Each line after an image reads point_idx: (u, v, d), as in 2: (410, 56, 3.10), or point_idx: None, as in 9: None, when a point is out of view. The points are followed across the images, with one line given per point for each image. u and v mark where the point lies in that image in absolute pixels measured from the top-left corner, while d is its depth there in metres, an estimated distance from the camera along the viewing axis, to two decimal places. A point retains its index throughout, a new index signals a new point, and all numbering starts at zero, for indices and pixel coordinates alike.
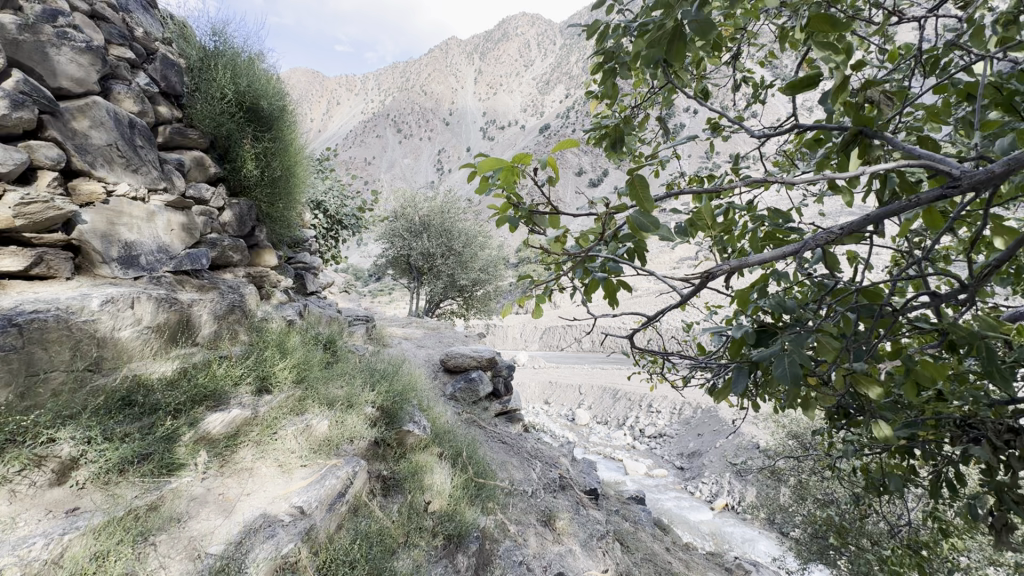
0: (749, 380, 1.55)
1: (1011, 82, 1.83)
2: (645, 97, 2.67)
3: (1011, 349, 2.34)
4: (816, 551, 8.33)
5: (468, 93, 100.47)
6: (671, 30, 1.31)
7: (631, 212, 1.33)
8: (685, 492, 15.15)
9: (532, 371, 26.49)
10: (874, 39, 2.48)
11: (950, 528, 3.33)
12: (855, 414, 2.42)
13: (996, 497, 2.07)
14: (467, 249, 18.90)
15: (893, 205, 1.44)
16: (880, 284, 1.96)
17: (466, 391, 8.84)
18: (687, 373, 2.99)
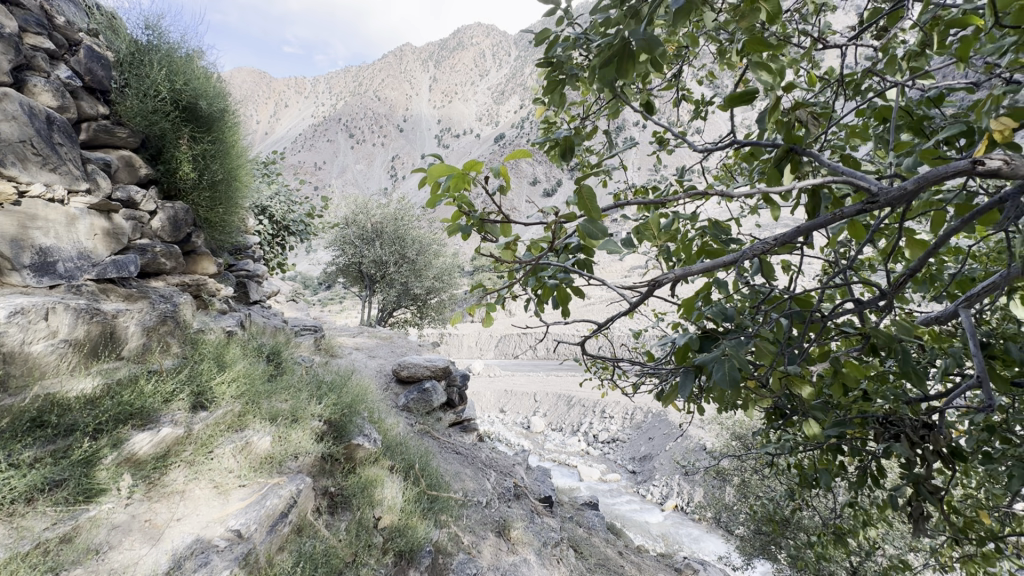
0: (693, 384, 1.60)
1: (920, 107, 2.01)
2: (593, 108, 2.72)
3: (925, 351, 2.54)
4: (760, 547, 8.75)
5: (423, 99, 99.59)
6: (617, 43, 1.35)
7: (581, 221, 1.33)
8: (637, 495, 15.52)
9: (487, 380, 26.39)
10: (803, 64, 2.66)
11: (872, 518, 3.59)
12: (789, 415, 2.56)
13: (914, 489, 2.24)
14: (420, 257, 18.69)
15: (820, 219, 1.53)
16: (812, 292, 2.09)
17: (419, 401, 8.68)
18: (636, 378, 3.06)
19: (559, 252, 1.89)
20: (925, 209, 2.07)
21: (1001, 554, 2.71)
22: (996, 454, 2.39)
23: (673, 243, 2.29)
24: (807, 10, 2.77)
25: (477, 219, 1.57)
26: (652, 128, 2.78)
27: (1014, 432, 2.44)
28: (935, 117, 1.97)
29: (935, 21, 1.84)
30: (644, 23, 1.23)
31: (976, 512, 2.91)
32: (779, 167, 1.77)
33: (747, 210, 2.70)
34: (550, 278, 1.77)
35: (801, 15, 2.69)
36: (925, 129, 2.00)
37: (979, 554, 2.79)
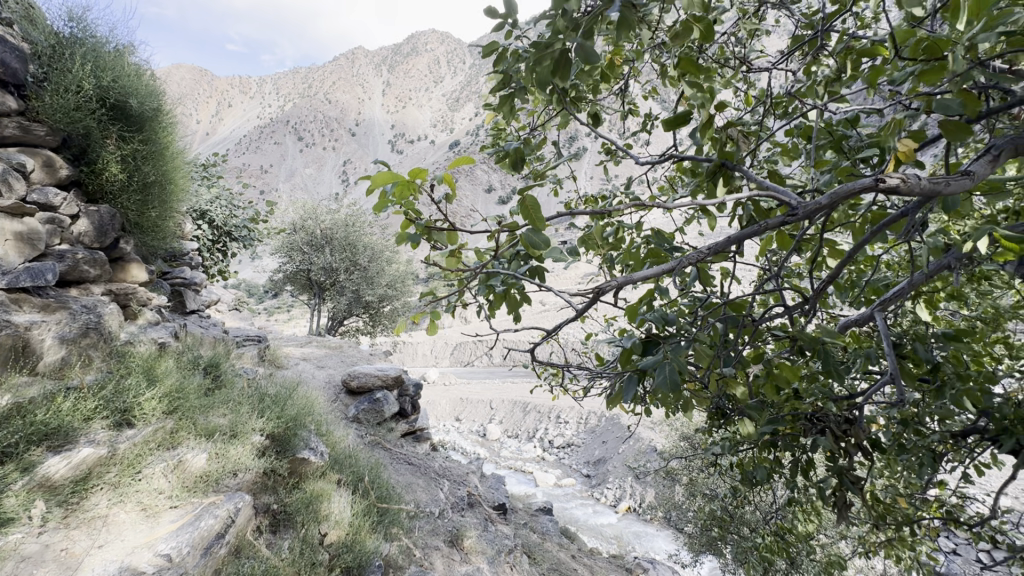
0: (637, 388, 1.64)
1: (838, 128, 2.18)
2: (542, 118, 2.76)
3: (847, 352, 2.74)
4: (706, 543, 9.09)
5: (376, 103, 97.93)
6: (559, 57, 1.39)
7: (524, 230, 1.34)
8: (591, 498, 15.75)
9: (442, 388, 26.09)
10: (738, 83, 2.81)
11: (805, 509, 3.82)
12: (729, 415, 2.69)
13: (838, 480, 2.41)
14: (372, 264, 18.33)
15: (748, 230, 1.61)
16: (746, 298, 2.21)
17: (370, 412, 8.46)
18: (586, 383, 3.12)
19: (508, 261, 1.90)
20: (843, 222, 2.24)
21: (914, 537, 2.96)
22: (907, 445, 2.61)
23: (619, 251, 2.37)
24: (741, 33, 2.93)
25: (423, 227, 1.55)
26: (600, 140, 2.87)
27: (923, 424, 2.67)
28: (852, 137, 2.13)
29: (848, 50, 2.00)
30: (586, 38, 1.27)
31: (893, 498, 3.16)
32: (713, 180, 1.86)
33: (688, 220, 2.83)
34: (500, 283, 1.79)
35: (736, 38, 2.86)
36: (843, 147, 2.17)
37: (896, 538, 3.02)
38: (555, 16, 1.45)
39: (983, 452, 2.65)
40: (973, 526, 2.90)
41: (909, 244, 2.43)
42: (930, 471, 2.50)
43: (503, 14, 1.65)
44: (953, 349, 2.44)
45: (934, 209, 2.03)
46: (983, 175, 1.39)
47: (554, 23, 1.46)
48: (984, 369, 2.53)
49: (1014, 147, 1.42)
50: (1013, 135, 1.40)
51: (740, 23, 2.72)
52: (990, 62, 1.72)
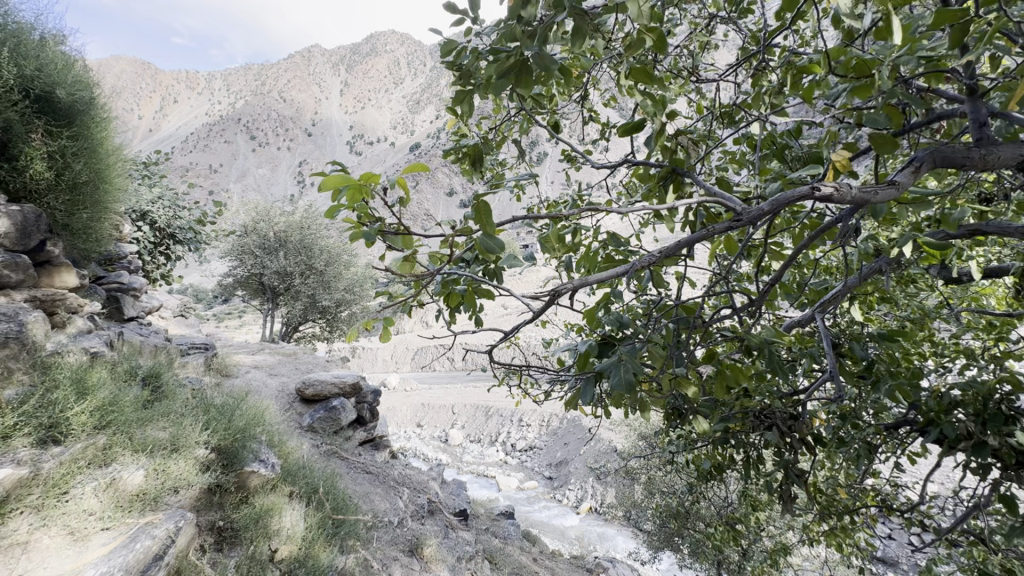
0: (594, 389, 1.64)
1: (781, 138, 2.29)
2: (501, 121, 2.76)
3: (792, 351, 2.87)
4: (664, 540, 9.33)
5: (334, 104, 95.90)
6: (515, 62, 1.38)
7: (479, 234, 1.33)
8: (553, 500, 15.87)
9: (403, 394, 25.69)
10: (690, 93, 2.90)
11: (754, 502, 3.99)
12: (683, 414, 2.76)
13: (784, 473, 2.52)
14: (329, 268, 17.85)
15: (697, 234, 1.65)
16: (697, 300, 2.28)
17: (326, 421, 8.21)
18: (546, 386, 3.14)
19: (466, 264, 1.88)
20: (786, 228, 2.36)
21: (853, 525, 3.13)
22: (846, 438, 2.76)
23: (577, 255, 2.40)
24: (693, 45, 3.03)
25: (376, 229, 1.50)
26: (558, 145, 2.89)
27: (860, 418, 2.83)
28: (794, 146, 2.25)
29: (790, 63, 2.11)
30: (541, 41, 1.27)
31: (834, 489, 3.34)
32: (665, 186, 1.91)
33: (643, 225, 2.90)
34: (456, 286, 1.77)
35: (688, 50, 2.96)
36: (786, 157, 2.28)
37: (837, 526, 3.20)
38: (511, 17, 1.45)
39: (911, 443, 2.84)
40: (905, 512, 3.09)
41: (845, 249, 2.58)
42: (866, 462, 2.65)
43: (462, 14, 1.63)
44: (885, 347, 2.61)
45: (866, 216, 2.16)
46: (907, 186, 1.48)
47: (512, 27, 1.46)
48: (912, 366, 2.72)
49: (934, 160, 1.52)
50: (933, 148, 1.51)
51: (693, 36, 2.83)
52: (913, 80, 1.85)
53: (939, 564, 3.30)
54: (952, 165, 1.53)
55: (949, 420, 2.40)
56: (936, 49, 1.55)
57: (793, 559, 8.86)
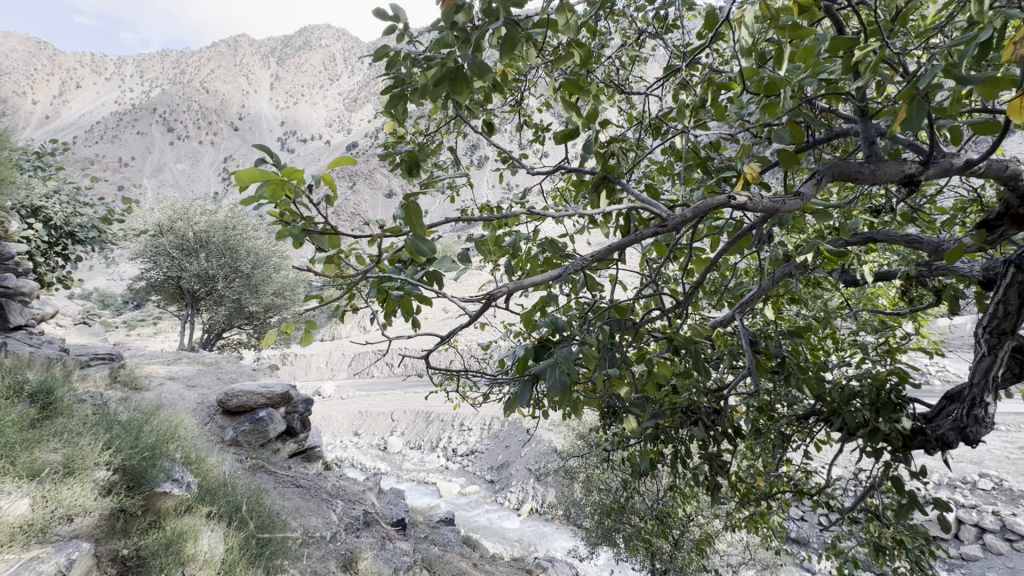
0: (530, 390, 1.64)
1: (704, 150, 2.43)
2: (438, 124, 2.72)
3: (716, 350, 3.05)
4: (602, 535, 9.58)
5: (264, 98, 90.91)
6: (449, 67, 1.35)
7: (408, 237, 1.28)
8: (495, 503, 15.85)
9: (339, 402, 24.78)
10: (622, 105, 3.01)
11: (683, 494, 4.20)
12: (617, 412, 2.84)
13: (710, 465, 2.66)
14: (256, 271, 16.82)
15: (626, 239, 1.68)
16: (629, 302, 2.35)
17: (251, 433, 7.74)
18: (483, 390, 3.13)
19: (402, 267, 1.82)
20: (709, 235, 2.50)
21: (769, 510, 3.37)
22: (763, 429, 2.97)
23: (514, 259, 2.41)
24: (623, 59, 3.15)
25: (300, 231, 1.41)
26: (494, 150, 2.88)
27: (775, 411, 3.05)
28: (714, 159, 2.39)
29: (710, 82, 2.24)
30: (474, 48, 1.25)
31: (753, 477, 3.58)
32: (597, 192, 1.97)
33: (578, 229, 2.96)
34: (391, 291, 1.71)
35: (619, 62, 3.06)
36: (708, 168, 2.42)
37: (756, 512, 3.43)
38: (444, 22, 1.42)
39: (818, 431, 3.11)
40: (814, 495, 3.37)
41: (761, 254, 2.78)
42: (780, 451, 2.87)
43: (395, 20, 1.58)
44: (796, 345, 2.84)
45: (777, 224, 2.33)
46: (811, 196, 1.61)
47: (445, 38, 1.43)
48: (818, 361, 2.98)
49: (833, 173, 1.67)
50: (832, 163, 1.65)
51: (624, 48, 2.94)
52: (817, 101, 2.03)
53: (841, 540, 3.63)
54: (847, 178, 1.69)
55: (849, 409, 2.64)
56: (835, 74, 1.71)
57: (719, 545, 9.42)
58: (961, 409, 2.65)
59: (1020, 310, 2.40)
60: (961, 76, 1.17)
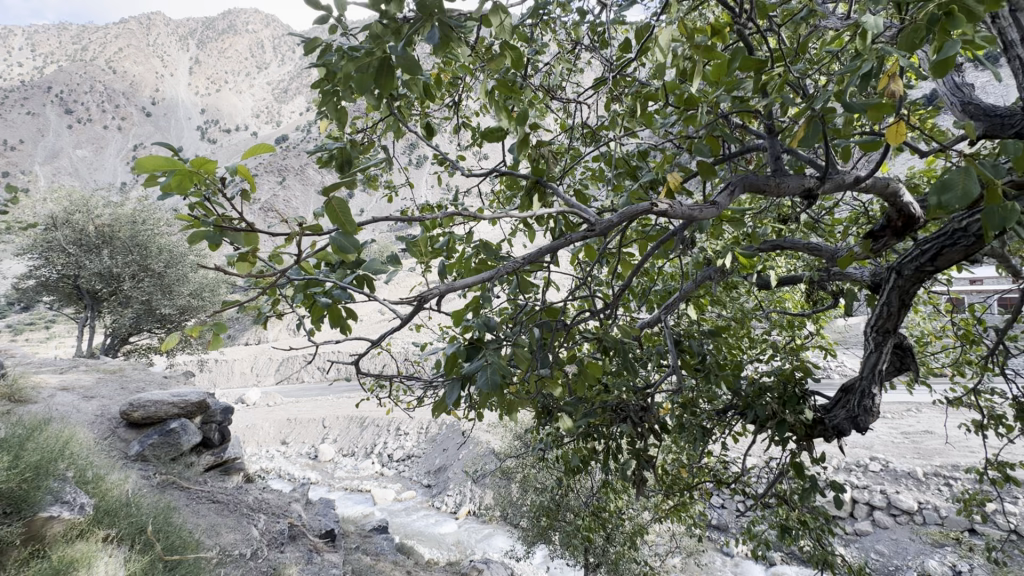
0: (462, 393, 1.61)
1: (633, 158, 2.54)
2: (371, 121, 2.64)
3: (644, 349, 3.19)
4: (539, 534, 9.70)
5: (182, 83, 84.19)
6: (380, 61, 1.30)
7: (332, 236, 1.21)
8: (432, 508, 15.58)
9: (265, 410, 23.40)
10: (558, 110, 3.06)
11: (614, 488, 4.35)
12: (550, 413, 2.89)
13: (637, 460, 2.79)
14: (170, 270, 15.45)
15: (557, 241, 1.70)
16: (561, 304, 2.40)
17: (161, 447, 7.17)
18: (417, 394, 3.08)
19: (332, 268, 1.74)
20: (637, 240, 2.61)
21: (691, 500, 3.58)
22: (687, 424, 3.14)
23: (448, 260, 2.38)
24: (558, 67, 3.20)
25: (214, 227, 1.30)
26: (429, 151, 2.85)
27: (697, 406, 3.23)
28: (642, 167, 2.50)
29: (638, 94, 2.34)
30: (405, 40, 1.22)
31: (677, 470, 3.77)
32: (530, 196, 2.01)
33: (513, 232, 2.98)
34: (318, 292, 1.63)
35: (555, 70, 3.12)
36: (637, 176, 2.53)
37: (680, 502, 3.64)
38: (376, 17, 1.36)
39: (735, 424, 3.34)
40: (731, 483, 3.61)
41: (683, 259, 2.95)
42: (701, 444, 3.05)
43: (327, 12, 1.51)
44: (715, 344, 3.03)
45: (698, 231, 2.48)
46: (725, 206, 1.73)
47: (377, 32, 1.37)
48: (735, 359, 3.20)
49: (744, 184, 1.81)
50: (743, 175, 1.79)
51: (559, 57, 3.01)
52: (732, 117, 2.18)
53: (755, 524, 3.91)
54: (756, 189, 1.83)
55: (761, 402, 2.86)
56: (746, 94, 1.85)
57: (648, 536, 9.86)
58: (852, 399, 2.95)
59: (900, 310, 2.71)
60: (849, 102, 1.30)
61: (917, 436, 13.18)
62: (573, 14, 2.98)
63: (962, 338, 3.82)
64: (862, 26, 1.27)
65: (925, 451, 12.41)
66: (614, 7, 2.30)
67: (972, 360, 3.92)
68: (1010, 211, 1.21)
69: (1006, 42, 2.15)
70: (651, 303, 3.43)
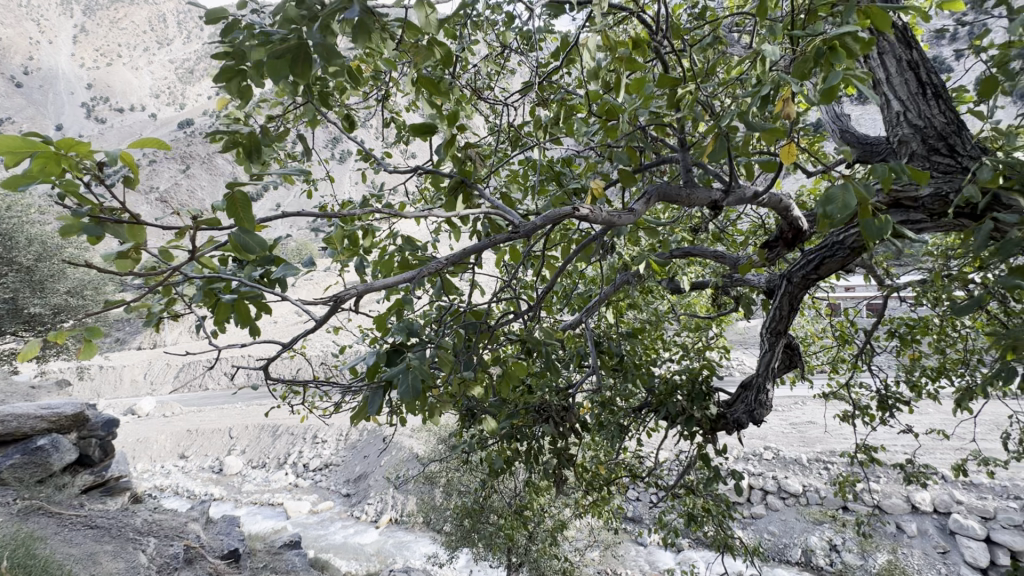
0: (382, 399, 1.53)
1: (557, 165, 2.59)
2: (286, 110, 2.45)
3: (565, 351, 3.25)
4: (462, 538, 9.60)
5: (63, 53, 74.38)
6: (297, 48, 1.20)
7: (235, 232, 1.10)
8: (351, 518, 14.85)
9: (160, 422, 21.23)
10: (486, 110, 3.06)
11: (536, 488, 4.42)
12: (473, 415, 2.87)
13: (558, 459, 2.83)
14: (42, 265, 13.48)
15: (481, 244, 1.65)
16: (486, 305, 2.38)
17: (28, 467, 6.55)
18: (332, 401, 2.91)
19: (238, 267, 1.59)
20: (561, 243, 2.66)
21: (609, 495, 3.70)
22: (606, 422, 3.25)
23: (368, 259, 2.27)
24: (488, 68, 3.19)
25: (92, 219, 1.12)
26: (350, 145, 2.70)
27: (615, 404, 3.35)
28: (567, 173, 2.57)
29: (563, 101, 2.39)
30: (326, 31, 1.14)
31: (596, 467, 3.89)
32: (454, 196, 1.98)
33: (439, 232, 2.92)
34: (223, 291, 1.49)
35: (483, 71, 3.12)
36: (561, 182, 2.59)
37: (598, 498, 3.76)
38: (291, 2, 1.25)
39: (649, 420, 3.51)
40: (645, 476, 3.80)
41: (604, 263, 3.05)
42: (619, 440, 3.17)
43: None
44: (631, 344, 3.17)
45: (617, 236, 2.57)
46: (642, 213, 1.81)
47: (292, 17, 1.26)
48: (650, 360, 3.37)
49: (659, 193, 1.91)
50: (658, 185, 1.88)
51: (488, 58, 3.01)
52: (649, 130, 2.29)
53: (667, 514, 4.14)
54: (670, 199, 1.95)
55: (672, 399, 3.05)
56: (661, 109, 1.96)
57: (569, 533, 10.15)
58: (750, 394, 3.23)
59: (790, 313, 3.02)
60: (751, 123, 1.42)
61: (802, 426, 14.75)
62: (502, 17, 3.00)
63: (838, 338, 4.32)
64: (762, 54, 1.38)
65: (810, 440, 13.86)
66: (540, 15, 2.33)
67: (846, 357, 4.44)
68: (880, 224, 1.38)
69: (874, 80, 2.48)
70: (573, 305, 3.51)
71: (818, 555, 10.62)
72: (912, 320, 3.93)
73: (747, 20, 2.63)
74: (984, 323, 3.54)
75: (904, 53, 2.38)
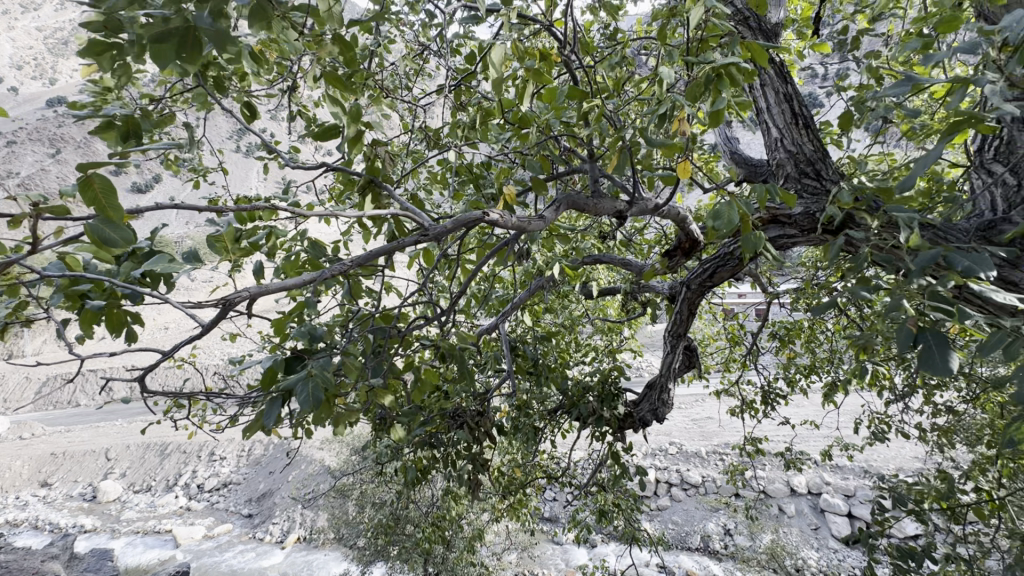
0: (280, 410, 1.40)
1: (473, 168, 2.58)
2: (174, 93, 2.22)
3: (481, 355, 3.25)
4: (376, 552, 9.23)
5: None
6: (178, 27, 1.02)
7: (91, 223, 0.96)
8: (252, 541, 13.64)
9: (15, 447, 18.24)
10: (401, 109, 2.98)
11: (452, 495, 4.36)
12: (385, 423, 2.76)
13: (472, 464, 2.81)
14: None
15: (389, 245, 1.59)
16: (397, 309, 2.31)
17: None
18: (227, 414, 2.66)
19: (107, 265, 1.41)
20: (476, 247, 2.66)
21: (524, 497, 3.74)
22: (521, 425, 3.28)
23: (269, 260, 2.11)
24: (405, 68, 3.13)
25: None
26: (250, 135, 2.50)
27: (531, 407, 3.39)
28: (483, 177, 2.57)
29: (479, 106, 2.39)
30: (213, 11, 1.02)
31: (512, 470, 3.91)
32: (364, 196, 1.92)
33: (350, 232, 2.79)
34: (87, 293, 1.30)
35: (398, 69, 3.04)
36: (477, 186, 2.58)
37: (514, 501, 3.77)
38: None
39: (563, 421, 3.61)
40: (559, 476, 3.89)
41: (519, 268, 3.09)
42: (533, 442, 3.22)
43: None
44: (545, 348, 3.24)
45: (531, 242, 2.62)
46: (552, 220, 1.86)
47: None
48: (563, 362, 3.47)
49: (568, 201, 1.97)
50: (567, 193, 1.94)
51: (404, 57, 2.94)
52: (560, 141, 2.37)
53: (580, 512, 4.27)
54: (579, 207, 2.02)
55: (584, 400, 3.16)
56: (573, 120, 2.03)
57: (486, 538, 10.16)
58: (654, 394, 3.44)
59: (689, 317, 3.26)
60: (651, 137, 1.50)
61: (702, 421, 16.02)
62: (420, 17, 2.95)
63: (731, 339, 4.74)
64: (661, 74, 1.48)
65: (708, 435, 15.06)
66: (458, 18, 2.32)
67: (737, 357, 4.89)
68: (758, 237, 1.53)
69: (757, 108, 2.77)
70: (490, 310, 3.52)
71: (714, 539, 11.59)
72: (790, 324, 4.41)
73: (653, 44, 2.82)
74: (845, 325, 4.06)
75: (781, 86, 2.69)
